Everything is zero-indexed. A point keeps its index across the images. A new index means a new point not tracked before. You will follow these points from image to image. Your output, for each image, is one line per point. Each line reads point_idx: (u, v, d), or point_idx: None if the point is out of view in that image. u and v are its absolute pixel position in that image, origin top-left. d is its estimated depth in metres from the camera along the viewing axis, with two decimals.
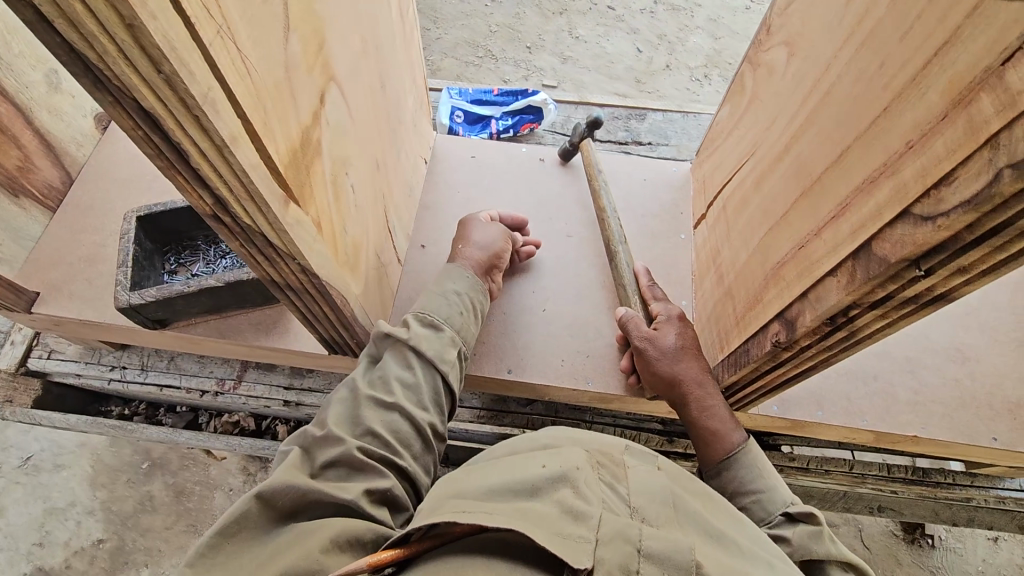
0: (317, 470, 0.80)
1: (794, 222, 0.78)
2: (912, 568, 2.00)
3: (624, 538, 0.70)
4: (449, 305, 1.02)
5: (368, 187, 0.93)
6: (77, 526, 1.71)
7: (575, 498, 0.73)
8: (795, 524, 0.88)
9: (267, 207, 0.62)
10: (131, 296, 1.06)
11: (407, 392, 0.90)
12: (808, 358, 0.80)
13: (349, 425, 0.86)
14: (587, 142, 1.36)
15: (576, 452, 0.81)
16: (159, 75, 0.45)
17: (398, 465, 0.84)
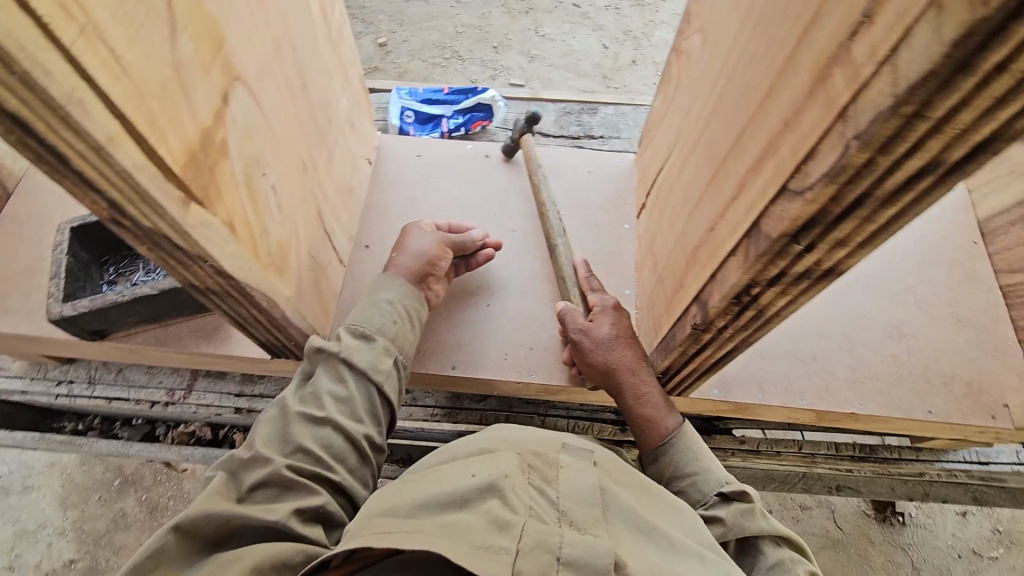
0: (244, 493, 0.80)
1: (706, 205, 0.79)
2: (884, 547, 2.03)
3: (544, 547, 0.66)
4: (382, 315, 1.01)
5: (292, 187, 0.93)
6: (52, 544, 1.86)
7: (499, 508, 0.71)
8: (729, 504, 0.92)
9: (162, 209, 0.62)
10: (63, 307, 1.05)
11: (339, 406, 0.90)
12: (729, 338, 0.81)
13: (279, 443, 0.85)
14: (528, 138, 1.38)
15: (507, 456, 0.79)
16: (13, 77, 0.45)
17: (330, 480, 0.83)
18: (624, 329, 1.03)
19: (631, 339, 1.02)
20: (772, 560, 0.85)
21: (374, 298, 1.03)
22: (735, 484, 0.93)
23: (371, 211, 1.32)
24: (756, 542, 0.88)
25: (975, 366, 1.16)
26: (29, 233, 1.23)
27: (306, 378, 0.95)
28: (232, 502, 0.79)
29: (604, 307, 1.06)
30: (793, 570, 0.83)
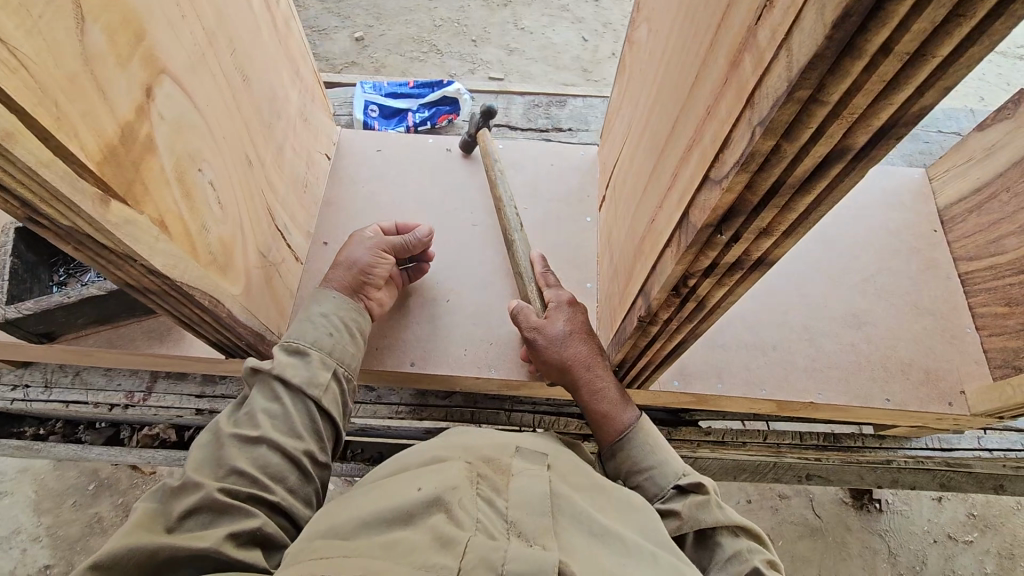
0: (173, 522, 0.77)
1: (649, 196, 0.78)
2: (862, 535, 2.05)
3: (486, 565, 0.63)
4: (317, 328, 0.99)
5: (235, 184, 0.91)
6: (26, 550, 1.87)
7: (444, 522, 0.67)
8: (686, 496, 0.91)
9: (78, 208, 0.60)
10: (7, 310, 1.02)
11: (275, 422, 0.89)
12: (675, 331, 0.81)
13: (212, 468, 0.83)
14: (484, 134, 1.36)
15: (454, 466, 0.75)
16: None
17: (267, 501, 0.82)
18: (580, 324, 1.03)
19: (588, 335, 1.02)
20: (727, 551, 0.84)
21: (308, 313, 1.01)
22: (693, 475, 0.92)
23: (329, 208, 1.30)
24: (713, 535, 0.87)
25: (933, 353, 1.17)
26: None
27: (242, 400, 0.93)
28: (160, 533, 0.76)
29: (560, 303, 1.05)
30: (748, 559, 0.82)
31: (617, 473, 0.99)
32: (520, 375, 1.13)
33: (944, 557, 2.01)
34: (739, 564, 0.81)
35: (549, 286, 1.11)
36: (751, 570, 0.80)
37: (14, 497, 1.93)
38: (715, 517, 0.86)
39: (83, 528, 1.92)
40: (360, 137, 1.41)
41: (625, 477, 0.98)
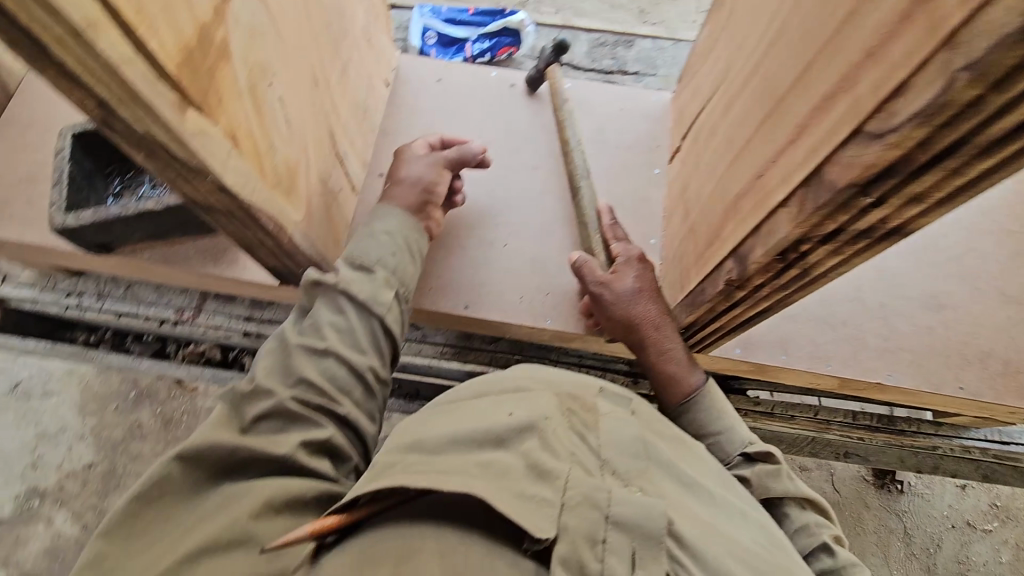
0: (248, 424, 0.77)
1: (754, 150, 0.72)
2: (880, 513, 1.85)
3: (591, 504, 0.64)
4: (381, 247, 0.96)
5: (302, 102, 0.86)
6: (72, 449, 1.66)
7: (541, 454, 0.67)
8: (754, 464, 0.89)
9: (157, 113, 0.56)
10: (65, 218, 1.01)
11: (341, 336, 0.87)
12: (764, 296, 0.76)
13: (281, 376, 0.82)
14: (553, 70, 1.27)
15: (543, 398, 0.74)
16: None
17: (336, 414, 0.81)
18: (649, 280, 0.98)
19: (658, 293, 0.97)
20: (794, 523, 0.85)
21: (371, 229, 0.97)
22: (760, 445, 0.90)
23: (387, 137, 1.24)
24: (780, 504, 0.87)
25: (1015, 343, 1.10)
26: (33, 138, 1.19)
27: (304, 310, 0.91)
28: (236, 432, 0.75)
29: (629, 256, 1.00)
30: (816, 532, 0.83)
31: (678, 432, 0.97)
32: (577, 327, 1.09)
33: (960, 542, 1.82)
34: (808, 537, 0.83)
35: (618, 240, 1.05)
36: (820, 544, 0.81)
37: (61, 397, 1.68)
38: (784, 488, 0.85)
39: (126, 431, 1.68)
40: (421, 62, 1.33)
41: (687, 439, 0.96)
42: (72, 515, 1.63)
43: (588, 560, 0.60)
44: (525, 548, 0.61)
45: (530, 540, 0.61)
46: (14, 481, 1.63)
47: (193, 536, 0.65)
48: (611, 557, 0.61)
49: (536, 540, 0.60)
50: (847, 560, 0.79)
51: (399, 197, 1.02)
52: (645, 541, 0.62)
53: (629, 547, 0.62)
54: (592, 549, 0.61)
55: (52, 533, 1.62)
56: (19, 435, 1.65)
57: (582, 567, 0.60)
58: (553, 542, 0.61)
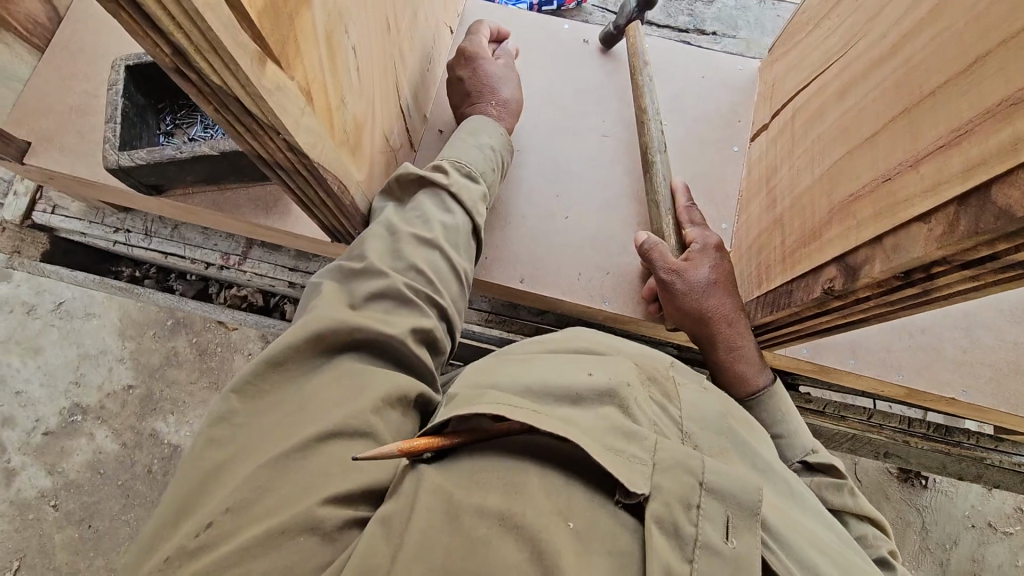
0: (359, 301, 0.75)
1: (879, 148, 0.64)
2: (898, 505, 1.78)
3: (685, 469, 0.61)
4: (483, 158, 0.96)
5: (373, 52, 0.78)
6: (113, 369, 1.65)
7: (620, 417, 0.65)
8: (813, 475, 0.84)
9: (235, 64, 0.50)
10: (120, 156, 0.96)
11: (447, 234, 0.85)
12: (863, 309, 0.70)
13: (390, 258, 0.80)
14: (634, 26, 1.15)
15: (625, 364, 0.73)
16: None
17: (439, 306, 0.79)
18: (723, 270, 0.93)
19: (732, 285, 0.92)
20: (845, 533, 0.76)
21: (477, 140, 0.97)
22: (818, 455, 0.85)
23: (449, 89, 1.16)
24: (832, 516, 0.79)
25: None
26: (83, 66, 1.14)
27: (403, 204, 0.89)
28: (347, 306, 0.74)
29: (705, 244, 0.94)
30: (874, 545, 0.74)
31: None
32: (634, 310, 1.04)
33: (976, 542, 1.75)
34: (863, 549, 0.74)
35: (692, 224, 0.99)
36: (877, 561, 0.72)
37: (103, 320, 1.66)
38: (842, 498, 0.78)
39: (163, 358, 1.68)
40: (491, 8, 1.23)
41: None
42: (112, 433, 1.63)
43: (682, 523, 0.58)
44: (617, 501, 0.59)
45: (622, 493, 0.59)
46: (58, 397, 1.62)
47: (317, 405, 0.65)
48: (705, 523, 0.58)
49: (628, 495, 0.59)
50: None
51: (501, 116, 1.05)
52: (740, 513, 0.60)
53: (724, 515, 0.59)
54: (687, 512, 0.59)
55: (93, 448, 1.62)
56: (62, 350, 1.64)
57: (676, 530, 0.58)
58: (646, 499, 0.59)
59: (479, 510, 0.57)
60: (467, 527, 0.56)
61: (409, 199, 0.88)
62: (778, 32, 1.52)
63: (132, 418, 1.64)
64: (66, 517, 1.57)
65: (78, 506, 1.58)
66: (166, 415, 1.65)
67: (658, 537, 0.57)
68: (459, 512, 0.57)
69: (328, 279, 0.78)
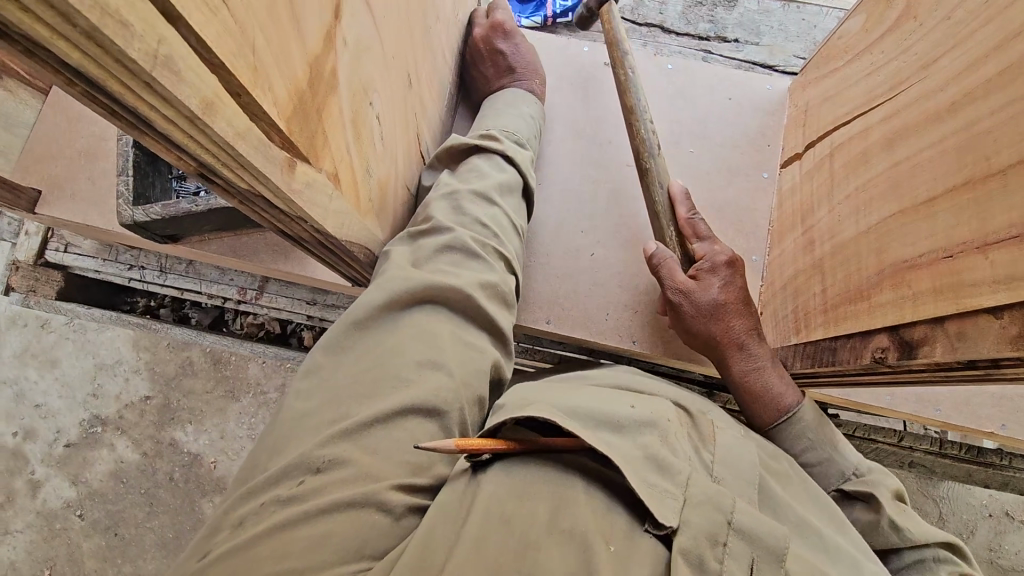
0: (423, 260, 0.73)
1: (936, 218, 0.61)
2: (914, 494, 1.57)
3: (714, 505, 0.56)
4: (526, 125, 0.97)
5: (394, 111, 0.75)
6: (129, 380, 1.51)
7: (666, 449, 0.60)
8: (852, 504, 0.81)
9: (266, 179, 0.48)
10: (134, 212, 0.93)
11: (503, 190, 0.85)
12: (913, 378, 0.68)
13: (455, 216, 0.79)
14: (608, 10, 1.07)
15: (666, 404, 0.67)
16: (76, 30, 0.29)
17: (505, 257, 0.79)
18: (734, 291, 0.90)
19: (743, 307, 0.89)
20: (899, 563, 0.74)
21: (520, 110, 0.98)
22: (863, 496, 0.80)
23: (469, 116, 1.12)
24: (888, 552, 0.75)
25: None
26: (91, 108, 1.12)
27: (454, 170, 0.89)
28: (411, 267, 0.72)
29: (715, 262, 0.90)
30: (934, 570, 0.70)
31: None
32: (665, 349, 1.01)
33: (993, 532, 1.55)
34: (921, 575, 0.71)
35: (698, 239, 0.93)
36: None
37: (117, 332, 1.51)
38: (887, 538, 0.74)
39: (179, 367, 1.53)
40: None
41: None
42: (134, 444, 1.49)
43: (708, 558, 0.53)
44: (646, 529, 0.55)
45: (651, 523, 0.55)
46: (76, 408, 1.50)
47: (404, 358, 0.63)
48: (730, 560, 0.53)
49: (656, 525, 0.55)
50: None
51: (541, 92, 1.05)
52: (766, 556, 0.54)
53: (749, 558, 0.54)
54: (714, 548, 0.53)
55: (114, 458, 1.49)
56: (79, 362, 1.51)
57: (702, 564, 0.53)
58: (675, 532, 0.54)
59: (528, 524, 0.52)
60: (519, 530, 0.52)
61: (464, 161, 0.88)
62: (802, 38, 1.46)
63: (150, 431, 1.50)
64: (92, 526, 1.46)
65: (103, 514, 1.46)
66: (185, 424, 1.51)
67: (682, 568, 0.52)
68: (511, 517, 0.53)
69: (395, 246, 0.77)
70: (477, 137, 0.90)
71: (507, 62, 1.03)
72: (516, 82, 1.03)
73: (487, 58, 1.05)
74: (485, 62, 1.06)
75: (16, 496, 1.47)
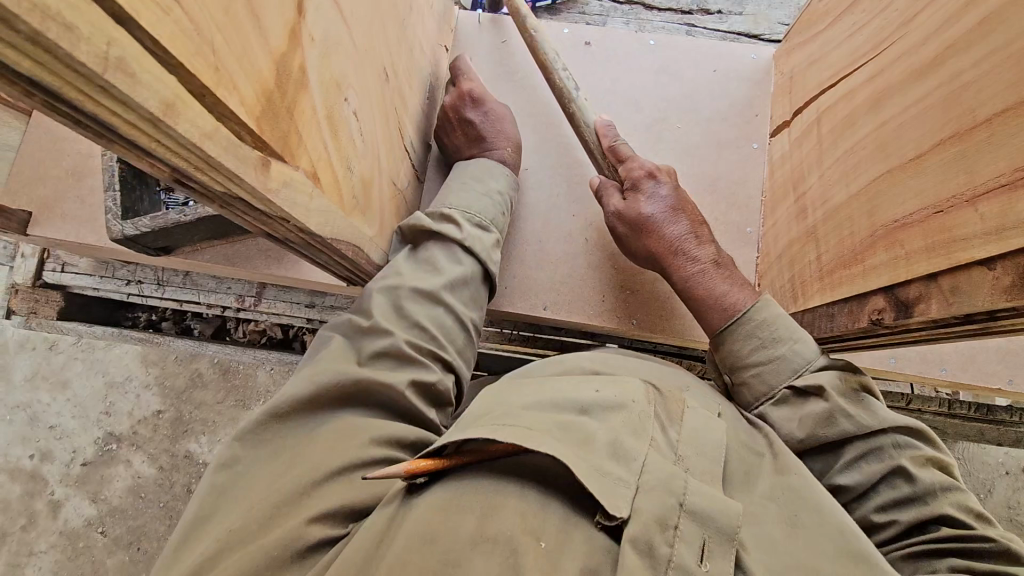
0: (363, 358, 0.77)
1: (926, 174, 0.60)
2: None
3: (668, 490, 0.59)
4: (489, 202, 0.94)
5: (372, 104, 0.74)
6: (140, 396, 1.53)
7: (623, 430, 0.64)
8: (804, 401, 0.78)
9: (241, 179, 0.47)
10: (124, 226, 0.93)
11: (450, 285, 0.85)
12: (911, 338, 0.67)
13: (398, 320, 0.81)
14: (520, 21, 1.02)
15: (634, 382, 0.72)
16: (20, 34, 0.28)
17: (444, 358, 0.81)
18: (666, 206, 0.92)
19: (673, 216, 0.90)
20: (856, 451, 0.75)
21: (487, 188, 0.95)
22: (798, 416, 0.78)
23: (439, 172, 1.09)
24: (846, 446, 0.75)
25: None
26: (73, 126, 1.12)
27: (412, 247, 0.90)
28: (353, 363, 0.77)
29: (636, 180, 0.93)
30: (893, 457, 0.73)
31: (721, 366, 0.87)
32: (662, 330, 1.01)
33: (1011, 489, 1.54)
34: (879, 462, 0.73)
35: (622, 161, 0.95)
36: (892, 470, 0.72)
37: (126, 348, 1.53)
38: (841, 427, 0.75)
39: (189, 380, 1.55)
40: (485, 74, 1.14)
41: (728, 370, 0.85)
42: (150, 459, 1.51)
43: (658, 544, 0.56)
44: (597, 522, 0.58)
45: (602, 516, 0.58)
46: (90, 427, 1.51)
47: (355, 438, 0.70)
48: (680, 544, 0.57)
49: (608, 517, 0.57)
50: (933, 486, 0.70)
51: (515, 161, 1.03)
52: (717, 535, 0.58)
53: (700, 539, 0.58)
54: (664, 533, 0.57)
55: (131, 474, 1.50)
56: (90, 380, 1.53)
57: (651, 549, 0.56)
58: (626, 522, 0.57)
59: (451, 536, 0.54)
60: (441, 546, 0.53)
61: (420, 245, 0.90)
62: (785, 4, 1.44)
63: (165, 443, 1.52)
64: (115, 542, 1.48)
65: (125, 530, 1.48)
66: (198, 435, 1.53)
67: (630, 556, 0.55)
68: (435, 534, 0.54)
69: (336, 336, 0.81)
70: (436, 217, 0.90)
71: (477, 131, 1.01)
72: (486, 150, 1.01)
73: (457, 127, 1.03)
74: (454, 131, 1.03)
75: (37, 517, 1.49)
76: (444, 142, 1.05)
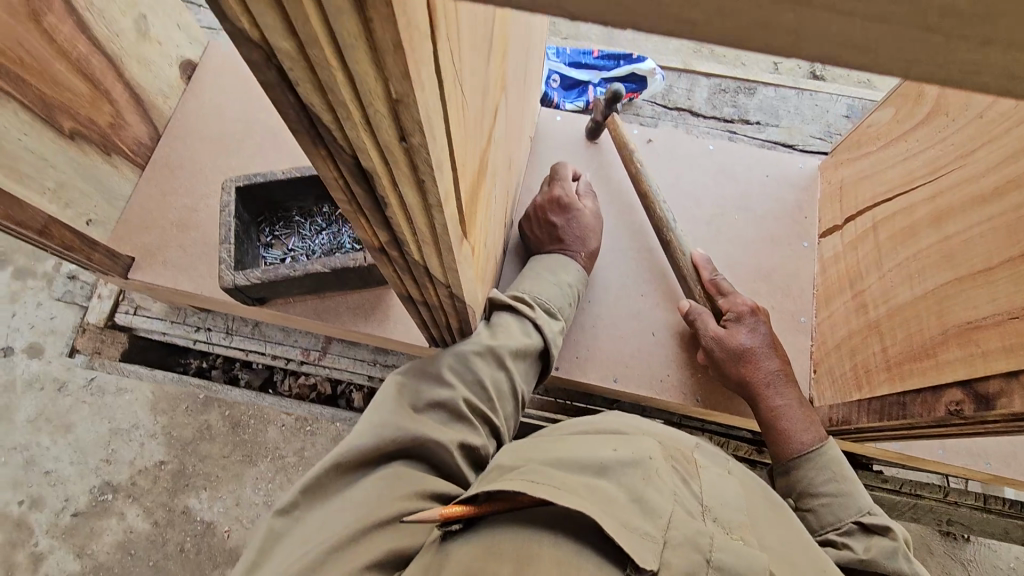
0: (421, 406, 0.82)
1: (998, 283, 0.70)
2: (942, 561, 1.57)
3: (693, 546, 0.62)
4: (562, 296, 1.03)
5: (501, 185, 0.85)
6: (145, 445, 1.54)
7: (649, 485, 0.67)
8: (869, 536, 0.85)
9: (449, 253, 0.56)
10: (235, 276, 0.99)
11: (518, 359, 0.91)
12: (980, 428, 0.77)
13: (461, 370, 0.87)
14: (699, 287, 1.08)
15: (650, 440, 0.74)
16: (401, 143, 0.37)
17: (491, 424, 0.86)
18: (762, 340, 1.01)
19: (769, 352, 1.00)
20: None
21: (558, 279, 1.04)
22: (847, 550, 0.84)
23: (517, 262, 1.17)
24: None
25: None
26: (183, 181, 1.22)
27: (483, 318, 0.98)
28: (408, 409, 0.81)
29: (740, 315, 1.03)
30: None
31: (787, 490, 0.96)
32: (725, 408, 1.07)
33: None
34: None
35: (721, 295, 1.06)
36: None
37: (135, 395, 1.56)
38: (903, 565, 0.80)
39: (197, 431, 1.57)
40: None
41: (794, 495, 0.94)
42: (144, 512, 1.51)
43: None
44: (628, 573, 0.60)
45: (632, 567, 0.60)
46: (87, 474, 1.52)
47: (412, 484, 0.73)
48: None
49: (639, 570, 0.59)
50: None
51: (587, 266, 1.11)
52: None
53: None
54: None
55: (123, 528, 1.50)
56: (94, 426, 1.54)
57: None
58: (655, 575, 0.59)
59: None
60: None
61: (494, 317, 0.96)
62: (817, 120, 1.62)
63: (162, 496, 1.52)
64: None
65: None
66: (199, 490, 1.53)
67: None
68: None
69: (398, 375, 0.86)
70: (511, 296, 0.98)
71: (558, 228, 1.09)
72: (563, 245, 1.08)
73: (541, 224, 1.11)
74: (536, 226, 1.12)
75: (15, 570, 1.48)
76: (526, 233, 1.14)
